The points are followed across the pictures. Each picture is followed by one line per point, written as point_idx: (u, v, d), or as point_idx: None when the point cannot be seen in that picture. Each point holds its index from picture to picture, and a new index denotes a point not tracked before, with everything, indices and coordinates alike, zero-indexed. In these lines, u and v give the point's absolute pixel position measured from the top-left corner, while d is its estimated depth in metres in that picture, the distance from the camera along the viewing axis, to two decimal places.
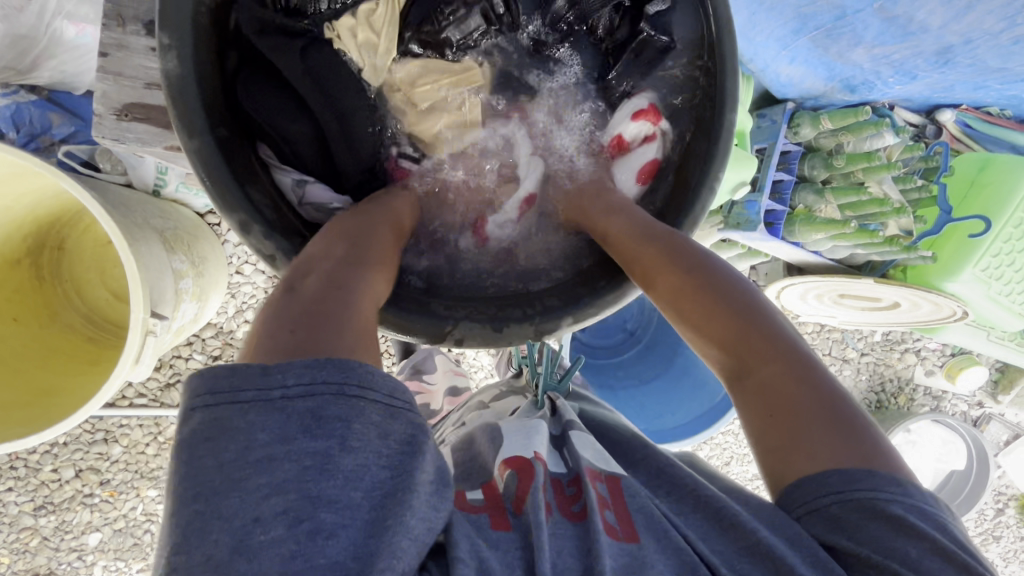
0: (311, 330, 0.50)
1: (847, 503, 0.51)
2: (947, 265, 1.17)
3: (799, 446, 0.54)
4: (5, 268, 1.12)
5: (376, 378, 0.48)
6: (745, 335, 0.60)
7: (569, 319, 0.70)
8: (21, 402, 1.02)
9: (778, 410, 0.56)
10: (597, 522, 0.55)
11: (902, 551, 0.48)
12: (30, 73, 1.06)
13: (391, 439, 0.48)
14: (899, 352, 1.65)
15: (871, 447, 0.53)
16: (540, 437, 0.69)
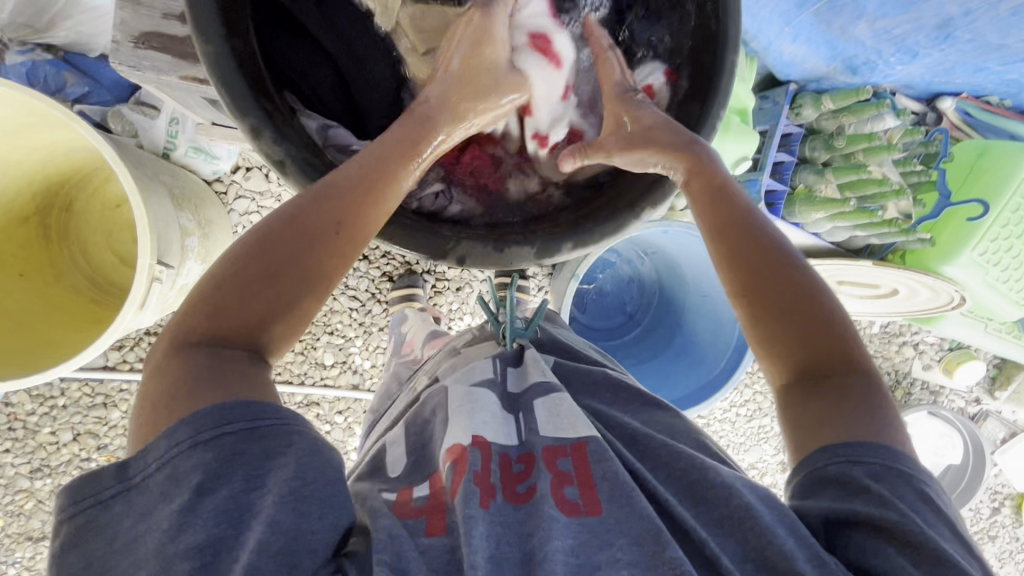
0: (207, 371, 0.49)
1: (882, 472, 0.52)
2: (946, 249, 1.19)
3: (835, 420, 0.55)
4: (14, 224, 1.12)
5: (253, 411, 0.48)
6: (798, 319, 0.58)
7: (570, 243, 0.64)
8: (24, 353, 1.03)
9: (824, 393, 0.56)
10: (552, 501, 0.56)
11: (917, 519, 0.49)
12: (47, 31, 1.09)
13: (270, 436, 0.48)
14: (898, 344, 1.66)
15: (894, 425, 0.55)
16: (488, 413, 0.67)
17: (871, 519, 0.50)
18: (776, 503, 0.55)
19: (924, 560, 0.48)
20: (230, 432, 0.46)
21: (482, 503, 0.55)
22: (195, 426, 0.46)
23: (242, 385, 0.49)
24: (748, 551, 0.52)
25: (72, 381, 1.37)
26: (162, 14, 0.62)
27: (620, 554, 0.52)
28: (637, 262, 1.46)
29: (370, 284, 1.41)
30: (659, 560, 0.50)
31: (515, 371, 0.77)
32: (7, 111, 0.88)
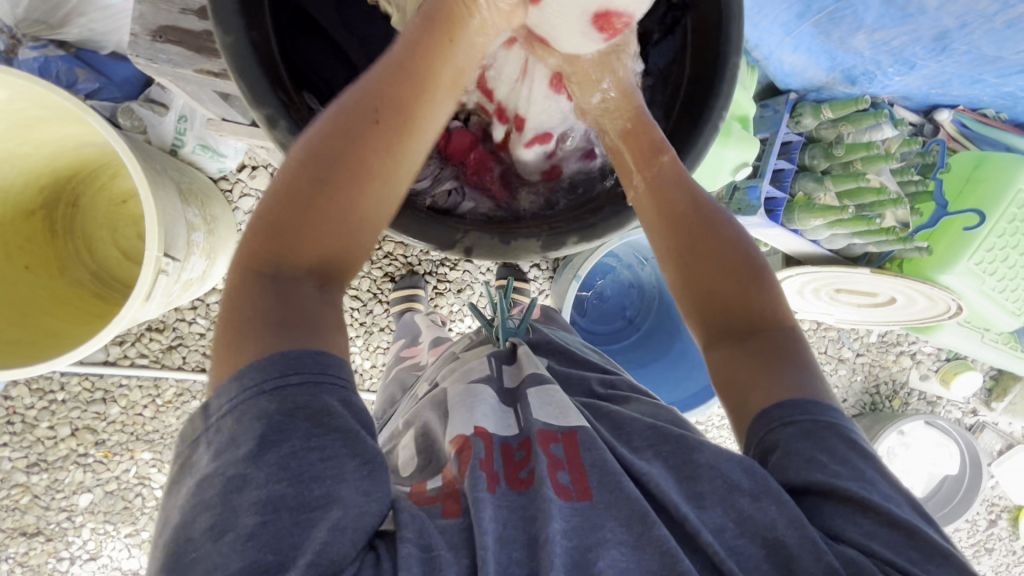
0: (278, 312, 0.51)
1: (811, 427, 0.55)
2: (942, 258, 1.20)
3: (762, 379, 0.58)
4: (20, 217, 1.13)
5: (318, 362, 0.50)
6: (729, 287, 0.62)
7: (576, 237, 0.65)
8: (26, 341, 1.03)
9: (751, 354, 0.60)
10: (547, 483, 0.56)
11: (847, 471, 0.53)
12: (59, 28, 1.10)
13: (328, 391, 0.50)
14: (895, 354, 1.67)
15: (817, 376, 0.59)
16: (485, 407, 0.68)
17: (811, 482, 0.53)
18: (747, 464, 0.55)
19: (863, 511, 0.51)
20: (295, 382, 0.48)
21: (488, 487, 0.57)
22: (262, 377, 0.48)
23: (308, 330, 0.51)
24: (726, 521, 0.53)
25: (72, 376, 1.37)
26: (180, 9, 0.63)
27: (609, 535, 0.52)
28: (637, 267, 1.48)
29: (371, 284, 1.42)
30: (644, 541, 0.52)
31: (510, 368, 0.78)
32: (21, 103, 0.89)
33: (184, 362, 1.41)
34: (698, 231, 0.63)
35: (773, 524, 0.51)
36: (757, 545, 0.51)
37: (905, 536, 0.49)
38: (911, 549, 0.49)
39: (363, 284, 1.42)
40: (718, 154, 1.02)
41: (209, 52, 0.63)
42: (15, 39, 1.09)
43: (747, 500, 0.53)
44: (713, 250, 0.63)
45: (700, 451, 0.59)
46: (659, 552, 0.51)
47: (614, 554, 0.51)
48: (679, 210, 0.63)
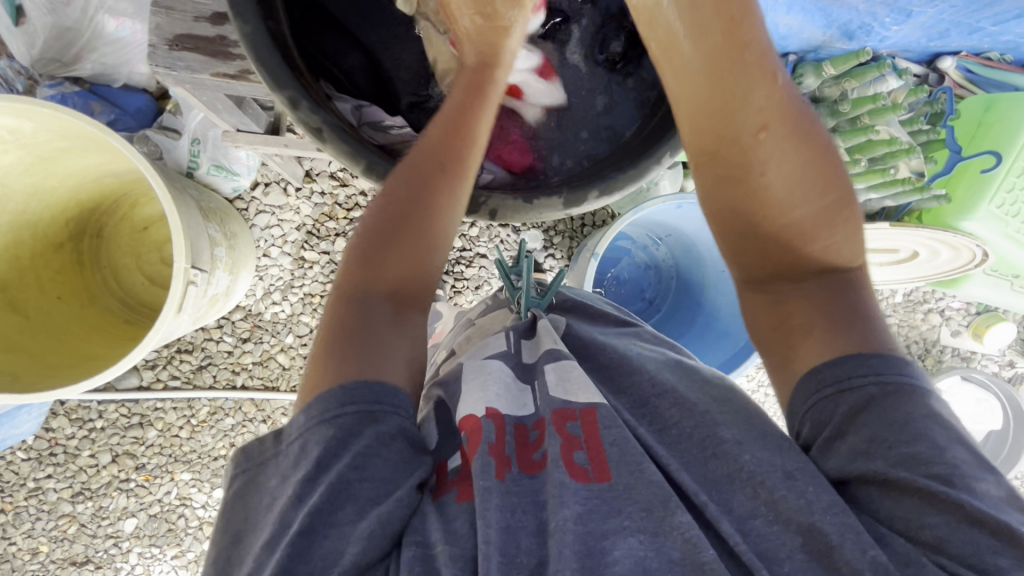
0: (356, 341, 0.54)
1: (884, 384, 0.51)
2: (962, 205, 1.19)
3: (839, 329, 0.54)
4: (50, 250, 1.16)
5: (373, 393, 0.52)
6: (801, 203, 0.55)
7: (596, 191, 0.64)
8: (68, 365, 1.06)
9: (811, 306, 0.56)
10: (562, 467, 0.53)
11: (917, 450, 0.47)
12: (74, 65, 1.15)
13: (383, 420, 0.51)
14: (923, 312, 1.64)
15: (874, 326, 0.55)
16: (500, 386, 0.63)
17: (869, 473, 0.48)
18: (778, 439, 0.54)
19: (932, 503, 0.45)
20: (350, 413, 0.50)
21: (499, 475, 0.53)
22: (349, 398, 0.51)
23: (376, 363, 0.53)
24: (756, 504, 0.50)
25: (109, 403, 1.41)
26: (194, 17, 0.63)
27: (628, 522, 0.49)
28: (651, 248, 1.49)
29: None
30: (665, 526, 0.48)
31: (530, 341, 0.74)
32: (46, 135, 0.93)
33: (214, 381, 1.44)
34: (782, 138, 0.54)
35: (809, 507, 0.48)
36: (791, 532, 0.47)
37: (982, 529, 0.43)
38: (992, 547, 0.43)
39: None
40: None
41: (224, 54, 0.63)
42: (32, 79, 1.16)
43: (778, 476, 0.50)
44: (790, 166, 0.55)
45: (736, 399, 0.61)
46: (681, 538, 0.47)
47: (631, 541, 0.47)
48: (760, 110, 0.54)
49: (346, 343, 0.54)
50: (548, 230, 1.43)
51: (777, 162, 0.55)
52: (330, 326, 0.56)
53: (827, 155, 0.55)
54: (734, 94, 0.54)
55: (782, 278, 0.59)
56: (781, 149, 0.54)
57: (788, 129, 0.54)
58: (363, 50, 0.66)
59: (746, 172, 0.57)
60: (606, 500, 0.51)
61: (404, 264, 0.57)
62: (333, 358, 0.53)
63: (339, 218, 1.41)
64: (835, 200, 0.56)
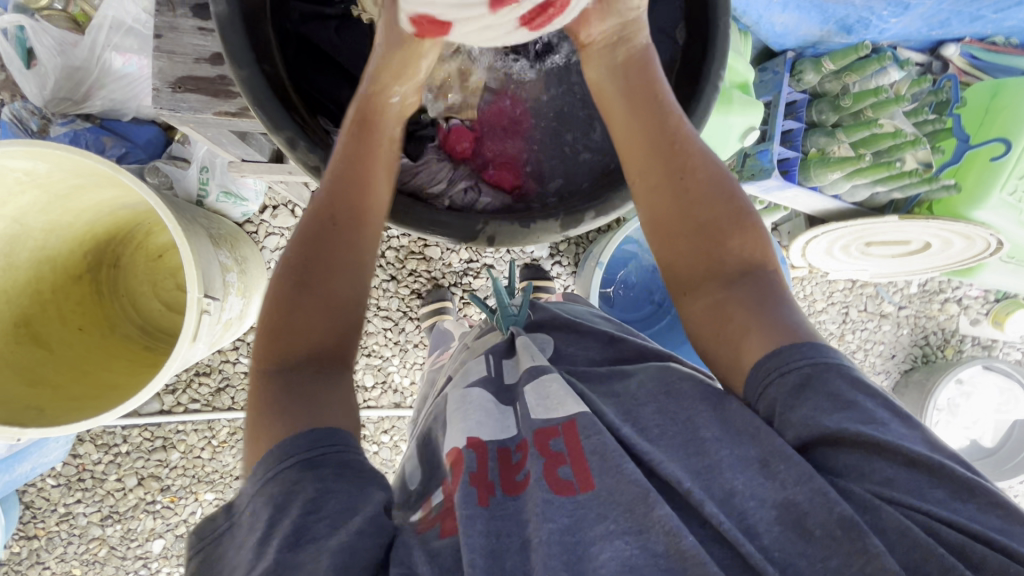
0: (289, 398, 0.53)
1: (817, 365, 0.51)
2: (973, 193, 1.17)
3: (760, 319, 0.55)
4: (69, 283, 1.19)
5: (309, 440, 0.51)
6: (711, 207, 0.60)
7: (592, 212, 0.66)
8: (89, 397, 1.08)
9: (737, 296, 0.57)
10: (544, 484, 0.53)
11: (851, 412, 0.48)
12: (84, 103, 1.17)
13: (325, 462, 0.50)
14: (939, 302, 1.61)
15: (806, 320, 0.55)
16: (480, 412, 0.65)
17: (826, 434, 0.47)
18: (741, 428, 0.53)
19: (878, 452, 0.46)
20: (290, 467, 0.49)
21: (482, 501, 0.53)
22: (287, 451, 0.50)
23: (311, 409, 0.53)
24: (739, 483, 0.49)
25: (132, 428, 1.44)
26: (194, 58, 0.64)
27: (614, 526, 0.49)
28: None
29: (400, 303, 1.47)
30: (647, 521, 0.48)
31: (510, 363, 0.76)
32: (59, 174, 0.96)
33: (233, 403, 1.46)
34: (690, 150, 0.61)
35: (782, 484, 0.48)
36: (768, 507, 0.47)
37: (921, 470, 0.45)
38: (938, 487, 0.45)
39: (392, 304, 1.47)
40: (724, 122, 1.02)
41: (226, 93, 0.65)
42: (46, 119, 1.17)
43: (755, 466, 0.50)
44: (700, 175, 0.61)
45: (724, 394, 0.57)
46: (663, 531, 0.46)
47: (616, 544, 0.47)
48: (674, 127, 0.62)
49: (267, 408, 0.54)
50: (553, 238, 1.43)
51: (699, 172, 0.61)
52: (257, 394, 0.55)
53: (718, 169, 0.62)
54: (652, 113, 0.63)
55: (711, 276, 0.60)
56: (695, 162, 0.61)
57: (698, 145, 0.62)
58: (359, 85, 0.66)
59: (662, 179, 0.62)
60: (591, 507, 0.51)
61: (320, 317, 0.58)
62: (268, 419, 0.53)
63: None
64: (740, 201, 0.61)
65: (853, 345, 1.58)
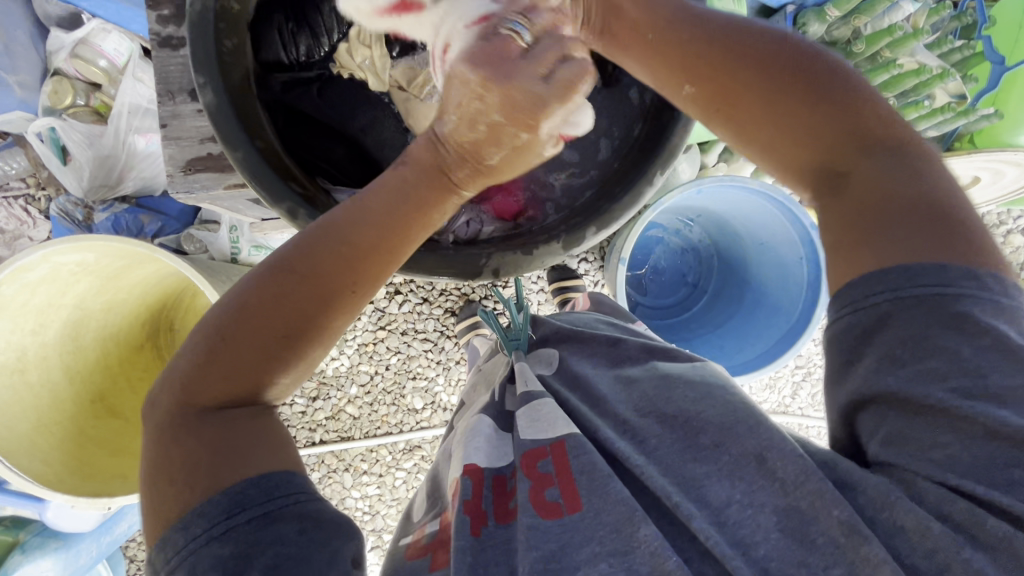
0: (212, 449, 0.48)
1: (900, 299, 0.45)
2: (1016, 117, 1.08)
3: (865, 236, 0.47)
4: (131, 352, 1.27)
5: (264, 489, 0.47)
6: (796, 128, 0.52)
7: (594, 227, 0.65)
8: None
9: (843, 217, 0.49)
10: (531, 508, 0.55)
11: (936, 365, 0.43)
12: (118, 186, 1.26)
13: (277, 518, 0.46)
14: (1002, 235, 1.49)
15: (949, 212, 0.46)
16: (481, 439, 0.66)
17: (885, 395, 0.45)
18: (753, 425, 0.56)
19: (953, 425, 0.42)
20: (242, 520, 0.45)
21: (473, 532, 0.55)
22: (218, 509, 0.45)
23: (253, 461, 0.48)
24: (733, 493, 0.52)
25: None
26: (199, 140, 0.68)
27: (599, 548, 0.50)
28: (684, 231, 1.45)
29: (437, 324, 1.51)
30: (632, 542, 0.49)
31: (512, 386, 0.77)
32: (107, 260, 1.03)
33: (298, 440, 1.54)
34: (752, 73, 0.53)
35: (784, 487, 0.50)
36: (767, 512, 0.50)
37: (1004, 443, 0.41)
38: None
39: (429, 326, 1.50)
40: None
41: (231, 167, 0.68)
42: (88, 208, 1.27)
43: (753, 463, 0.53)
44: (771, 95, 0.52)
45: (721, 407, 0.59)
46: (648, 552, 0.48)
47: (601, 567, 0.49)
48: (719, 59, 0.54)
49: (187, 456, 0.48)
50: None
51: (797, 94, 0.51)
52: (177, 438, 0.49)
53: (808, 69, 0.52)
54: (696, 45, 0.55)
55: (821, 193, 0.52)
56: (782, 92, 0.52)
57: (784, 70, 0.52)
58: (350, 139, 0.68)
59: (723, 107, 0.55)
60: (578, 529, 0.52)
61: (258, 363, 0.51)
62: (187, 469, 0.47)
63: None
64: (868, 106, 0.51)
65: None
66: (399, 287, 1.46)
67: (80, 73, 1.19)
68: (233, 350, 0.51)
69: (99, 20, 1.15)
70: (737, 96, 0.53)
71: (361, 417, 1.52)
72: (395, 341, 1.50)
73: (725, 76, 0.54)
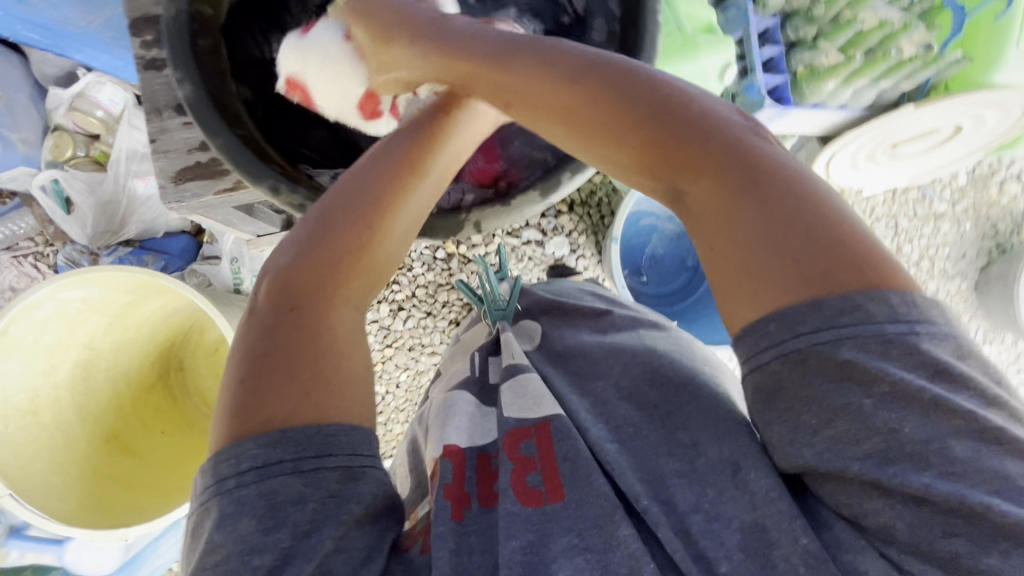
0: (295, 356, 0.50)
1: (789, 354, 0.40)
2: (986, 58, 1.10)
3: (736, 266, 0.43)
4: (145, 392, 1.28)
5: (349, 445, 0.48)
6: (637, 153, 0.48)
7: (568, 173, 0.65)
8: (151, 487, 1.14)
9: (709, 238, 0.45)
10: (511, 495, 0.51)
11: (844, 428, 0.39)
12: (121, 230, 1.30)
13: (362, 478, 0.48)
14: (996, 185, 1.47)
15: (812, 247, 0.40)
16: (460, 418, 0.63)
17: (822, 471, 0.40)
18: (739, 421, 0.50)
19: (885, 493, 0.38)
20: (332, 465, 0.46)
21: (455, 516, 0.51)
22: (302, 436, 0.46)
23: (337, 385, 0.50)
24: (703, 501, 0.47)
25: None
26: (188, 150, 0.71)
27: (576, 540, 0.47)
28: (678, 217, 1.44)
29: (442, 336, 1.51)
30: (611, 541, 0.46)
31: (494, 359, 0.76)
32: (112, 295, 1.05)
33: None
34: (587, 108, 0.50)
35: (753, 499, 0.44)
36: (733, 528, 0.45)
37: (950, 515, 0.36)
38: (968, 534, 0.36)
39: (435, 339, 1.50)
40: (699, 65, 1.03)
41: (220, 172, 0.70)
42: (94, 254, 1.31)
43: (728, 471, 0.47)
44: (608, 122, 0.49)
45: (701, 389, 0.56)
46: (627, 553, 0.45)
47: (576, 562, 0.45)
48: (558, 100, 0.52)
49: (267, 362, 0.49)
50: (571, 234, 1.44)
51: (671, 142, 0.47)
52: (252, 343, 0.51)
53: (641, 88, 0.49)
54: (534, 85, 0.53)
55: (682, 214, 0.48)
56: (626, 122, 0.48)
57: (656, 113, 0.48)
58: (324, 123, 0.72)
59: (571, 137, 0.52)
60: (558, 519, 0.49)
61: (341, 278, 0.56)
62: (265, 377, 0.49)
63: (377, 287, 1.45)
64: (727, 139, 0.46)
65: (914, 255, 1.48)
66: (401, 303, 1.46)
67: (79, 126, 1.23)
68: (316, 265, 0.55)
69: (93, 74, 1.21)
70: (579, 128, 0.51)
71: (376, 438, 1.53)
72: (403, 358, 1.50)
73: (562, 110, 0.52)
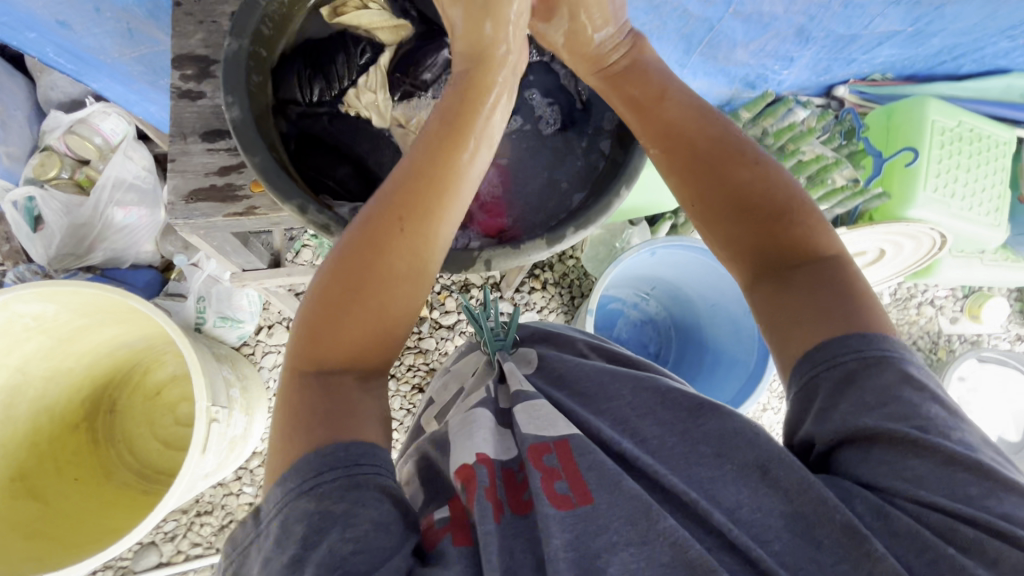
0: (320, 415, 0.50)
1: (862, 364, 0.49)
2: (901, 196, 1.31)
3: (817, 314, 0.52)
4: (65, 433, 1.16)
5: (352, 453, 0.48)
6: (732, 211, 0.59)
7: (573, 227, 0.71)
8: (55, 538, 1.00)
9: (796, 287, 0.55)
10: (544, 498, 0.50)
11: (894, 410, 0.47)
12: (87, 256, 1.26)
13: (363, 482, 0.47)
14: (915, 306, 1.67)
15: (869, 298, 0.53)
16: (485, 430, 0.60)
17: (866, 431, 0.47)
18: (759, 436, 0.52)
19: (916, 450, 0.45)
20: (332, 478, 0.46)
21: (493, 518, 0.50)
22: (309, 469, 0.47)
23: (347, 424, 0.50)
24: (742, 497, 0.49)
25: None
26: (204, 173, 0.73)
27: (617, 537, 0.47)
28: (641, 304, 1.55)
29: (402, 400, 1.46)
30: (652, 532, 0.46)
31: (504, 387, 0.73)
32: (67, 315, 1.00)
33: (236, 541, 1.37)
34: (703, 165, 0.61)
35: (787, 493, 0.48)
36: (774, 515, 0.47)
37: (962, 469, 0.44)
38: (974, 485, 0.43)
39: (395, 403, 1.46)
40: None
41: (233, 197, 0.73)
42: (49, 274, 1.26)
43: (756, 472, 0.50)
44: (721, 181, 0.60)
45: (725, 415, 0.56)
46: (669, 543, 0.46)
47: (622, 557, 0.46)
48: (688, 147, 0.62)
49: (300, 425, 0.50)
50: (542, 310, 1.50)
51: (772, 201, 0.58)
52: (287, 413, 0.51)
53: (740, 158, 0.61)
54: (665, 136, 0.64)
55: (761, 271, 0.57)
56: (726, 185, 0.59)
57: (753, 181, 0.59)
58: (353, 161, 0.76)
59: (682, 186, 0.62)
60: (596, 517, 0.48)
61: (352, 335, 0.54)
62: (300, 440, 0.49)
63: None
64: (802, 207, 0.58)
65: None
66: None
67: (70, 150, 1.24)
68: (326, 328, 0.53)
69: (101, 104, 1.25)
70: (694, 177, 0.61)
71: None
72: None
73: (681, 162, 0.62)
